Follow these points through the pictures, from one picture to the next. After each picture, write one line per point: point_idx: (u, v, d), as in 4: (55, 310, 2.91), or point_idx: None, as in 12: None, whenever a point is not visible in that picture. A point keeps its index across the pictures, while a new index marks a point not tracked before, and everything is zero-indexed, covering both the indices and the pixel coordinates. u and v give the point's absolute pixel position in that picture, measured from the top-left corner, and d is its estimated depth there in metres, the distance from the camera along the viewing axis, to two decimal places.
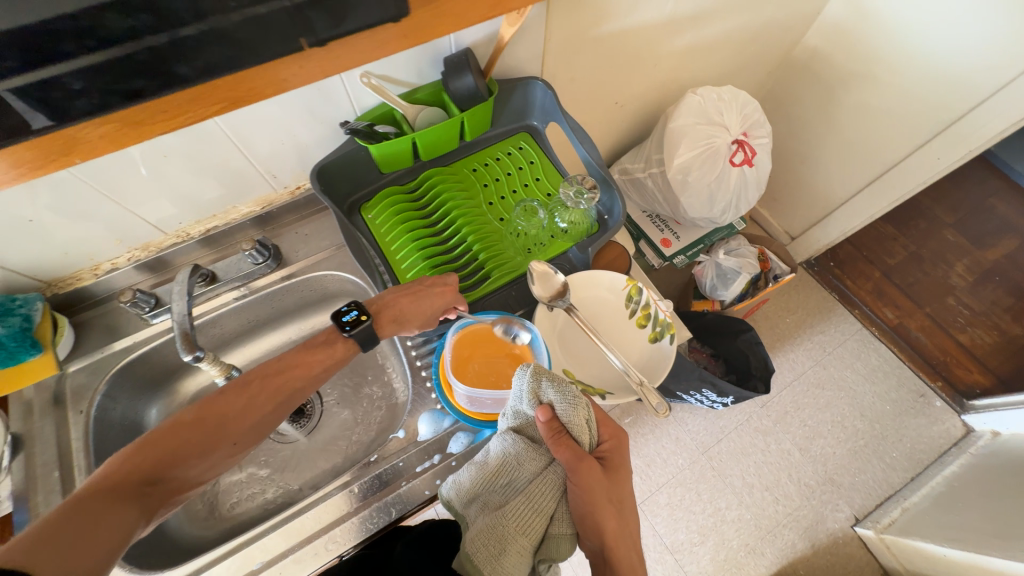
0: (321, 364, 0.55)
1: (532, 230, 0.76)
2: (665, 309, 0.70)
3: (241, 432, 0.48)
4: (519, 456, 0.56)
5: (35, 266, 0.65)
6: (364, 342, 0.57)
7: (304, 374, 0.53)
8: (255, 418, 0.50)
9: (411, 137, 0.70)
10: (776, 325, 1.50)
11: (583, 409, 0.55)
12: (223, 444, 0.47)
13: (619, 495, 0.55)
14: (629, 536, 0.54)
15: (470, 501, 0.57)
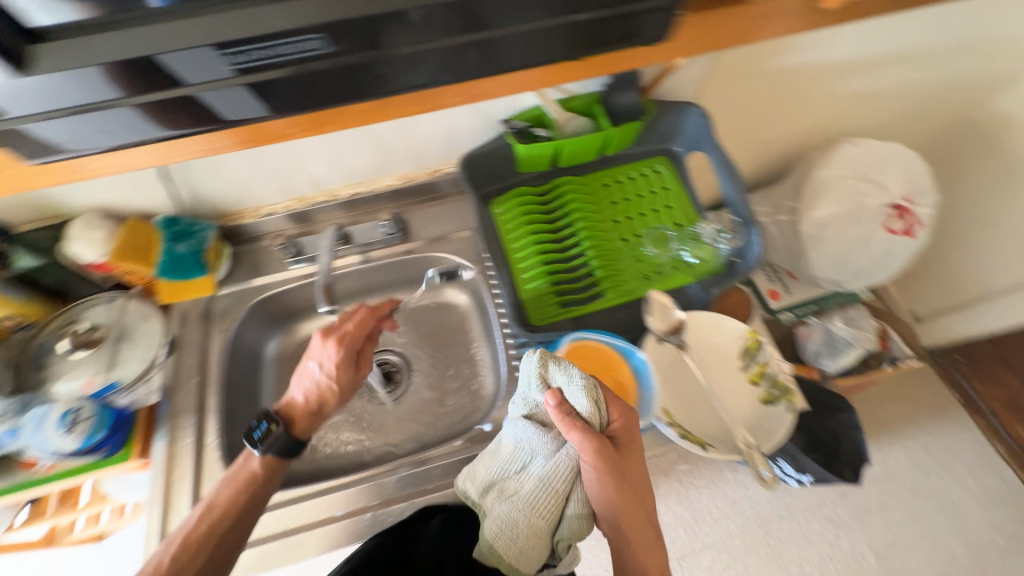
0: (258, 485, 0.58)
1: (655, 257, 0.74)
2: (786, 372, 0.64)
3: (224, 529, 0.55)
4: (530, 441, 0.57)
5: (216, 199, 0.74)
6: (288, 446, 0.61)
7: (253, 497, 0.57)
8: (255, 490, 0.58)
9: (560, 143, 0.71)
10: (877, 411, 1.34)
11: (591, 390, 0.54)
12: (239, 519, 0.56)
13: (634, 474, 0.55)
14: (643, 511, 0.55)
15: (486, 489, 0.58)
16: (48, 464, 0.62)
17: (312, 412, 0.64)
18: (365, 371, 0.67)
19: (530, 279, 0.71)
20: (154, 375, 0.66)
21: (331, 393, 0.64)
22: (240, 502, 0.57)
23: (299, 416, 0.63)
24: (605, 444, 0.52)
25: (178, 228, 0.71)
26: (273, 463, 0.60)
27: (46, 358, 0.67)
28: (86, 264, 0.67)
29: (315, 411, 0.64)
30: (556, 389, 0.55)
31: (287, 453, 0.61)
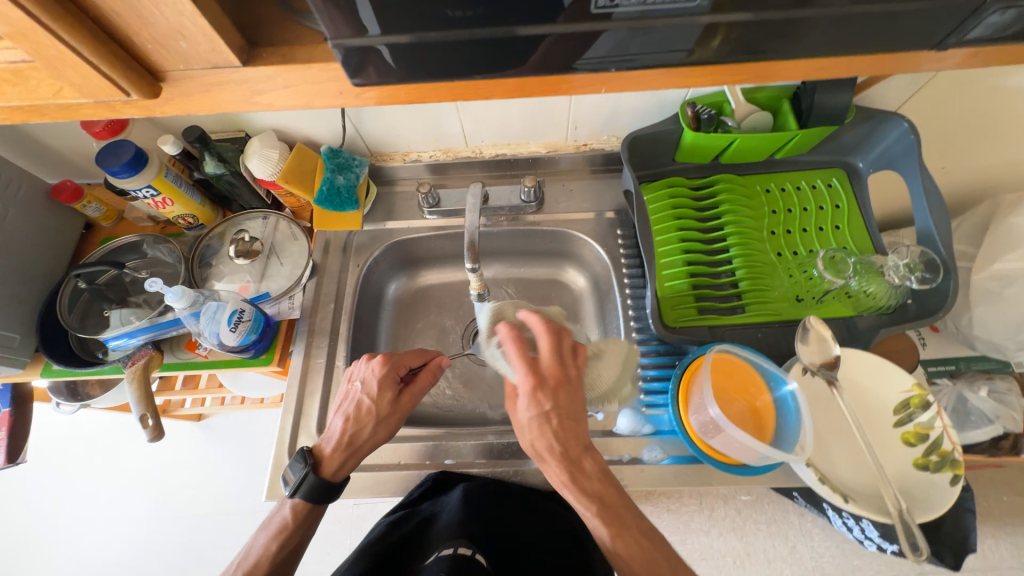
0: (292, 533, 0.55)
1: (812, 280, 0.66)
2: (954, 440, 0.56)
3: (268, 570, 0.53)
4: None
5: (374, 138, 0.77)
6: (327, 489, 0.56)
7: (286, 547, 0.55)
8: (305, 510, 0.57)
9: (740, 138, 0.65)
10: (987, 496, 1.19)
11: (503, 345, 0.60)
12: (295, 539, 0.56)
13: (560, 406, 0.53)
14: (568, 443, 0.52)
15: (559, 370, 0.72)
16: (205, 351, 0.70)
17: (351, 450, 0.59)
18: (411, 403, 0.62)
19: (669, 276, 0.67)
20: (297, 292, 0.73)
21: (369, 427, 0.59)
22: (279, 557, 0.54)
23: (331, 449, 0.58)
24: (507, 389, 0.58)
25: (339, 160, 0.73)
26: (302, 508, 0.57)
27: (212, 259, 0.74)
28: (256, 179, 0.72)
29: (354, 449, 0.59)
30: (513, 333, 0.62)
31: (320, 500, 0.57)
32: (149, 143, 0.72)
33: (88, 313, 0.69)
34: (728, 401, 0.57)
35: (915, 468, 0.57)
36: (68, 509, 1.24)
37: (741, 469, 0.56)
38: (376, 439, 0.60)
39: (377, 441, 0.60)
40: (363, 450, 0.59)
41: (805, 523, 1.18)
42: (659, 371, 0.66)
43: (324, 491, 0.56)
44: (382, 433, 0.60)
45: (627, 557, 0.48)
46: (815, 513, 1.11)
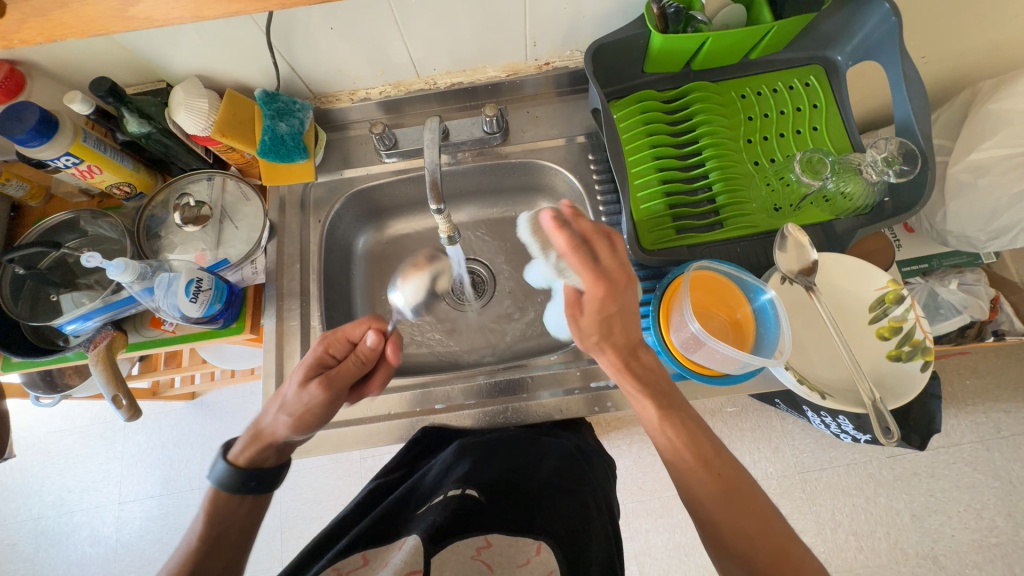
0: (213, 514, 0.51)
1: (790, 186, 0.64)
2: (928, 330, 0.58)
3: (210, 551, 0.49)
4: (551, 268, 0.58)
5: (314, 77, 0.69)
6: (241, 482, 0.51)
7: (207, 537, 0.50)
8: (226, 497, 0.51)
9: (714, 36, 0.60)
10: (951, 382, 1.27)
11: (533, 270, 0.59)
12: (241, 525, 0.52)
13: (620, 306, 0.51)
14: (626, 335, 0.53)
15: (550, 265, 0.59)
16: (172, 326, 0.67)
17: (256, 435, 0.54)
18: (321, 385, 0.53)
19: (644, 198, 0.65)
20: (258, 256, 0.69)
21: (289, 420, 0.53)
22: (200, 550, 0.49)
23: (245, 436, 0.54)
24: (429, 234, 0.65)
25: (278, 105, 0.66)
26: (226, 499, 0.51)
27: (160, 229, 0.69)
28: (189, 135, 0.66)
29: (263, 435, 0.54)
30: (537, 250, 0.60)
31: (233, 489, 0.51)
32: (57, 105, 0.64)
33: (38, 300, 0.64)
34: (710, 316, 0.58)
35: (889, 360, 0.59)
36: (77, 498, 1.25)
37: (723, 379, 0.58)
38: (281, 427, 0.53)
39: (285, 428, 0.53)
40: (274, 439, 0.53)
41: (786, 424, 1.26)
42: (640, 296, 0.66)
43: (234, 476, 0.51)
44: (287, 419, 0.53)
45: (667, 448, 0.51)
46: (795, 415, 1.19)
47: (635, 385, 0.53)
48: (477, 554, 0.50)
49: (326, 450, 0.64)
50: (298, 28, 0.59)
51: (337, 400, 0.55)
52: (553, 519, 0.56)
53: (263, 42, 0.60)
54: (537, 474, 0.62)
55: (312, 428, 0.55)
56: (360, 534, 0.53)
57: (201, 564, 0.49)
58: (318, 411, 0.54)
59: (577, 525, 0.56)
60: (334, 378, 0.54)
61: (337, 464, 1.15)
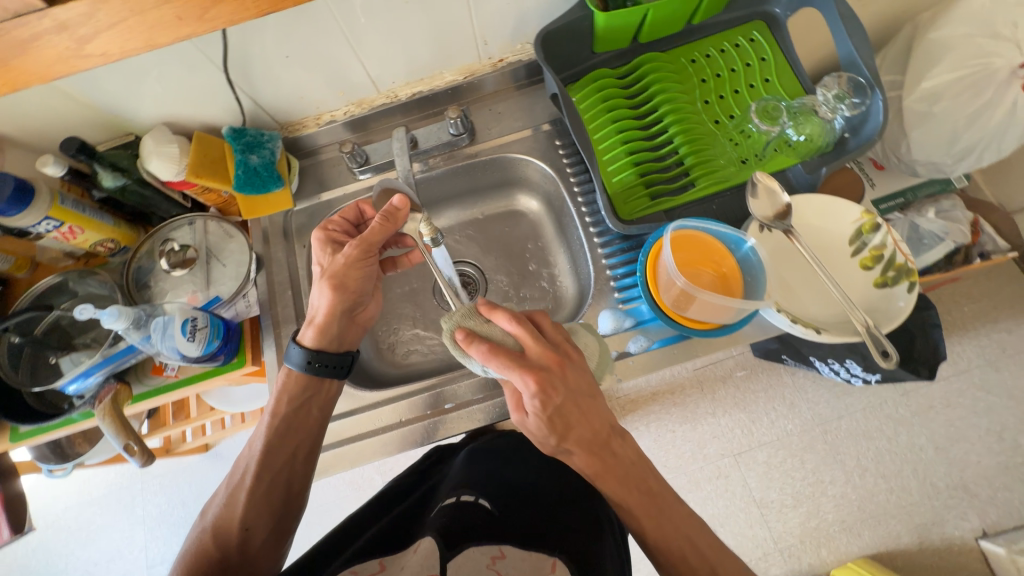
0: (286, 396, 0.60)
1: (751, 138, 0.67)
2: (909, 252, 0.59)
3: (282, 433, 0.59)
4: None
5: (278, 109, 0.71)
6: (318, 352, 0.61)
7: (280, 414, 0.60)
8: (287, 402, 0.60)
9: (652, 7, 0.62)
10: (950, 310, 1.28)
11: None
12: (310, 414, 0.61)
13: (569, 383, 0.50)
14: (575, 411, 0.51)
15: None
16: (174, 371, 0.67)
17: (314, 316, 0.62)
18: (352, 243, 0.61)
19: (614, 171, 0.67)
20: (250, 291, 0.70)
21: (331, 288, 0.61)
22: (275, 424, 0.59)
23: (310, 325, 0.62)
24: (330, 244, 0.63)
25: (247, 139, 0.67)
26: (298, 380, 0.61)
27: (148, 279, 0.70)
28: (165, 182, 0.67)
29: (318, 315, 0.62)
30: None
31: (303, 367, 0.61)
32: (31, 173, 0.65)
33: (39, 366, 0.65)
34: (701, 271, 0.59)
35: (876, 287, 0.60)
36: (104, 569, 1.24)
37: (718, 331, 0.59)
38: (328, 295, 0.61)
39: (331, 296, 0.61)
40: (327, 313, 0.61)
41: (797, 379, 1.27)
42: (628, 267, 0.67)
43: (307, 356, 0.61)
44: (329, 287, 0.61)
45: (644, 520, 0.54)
46: (802, 367, 1.19)
47: (609, 478, 0.53)
48: (491, 563, 0.46)
49: (346, 465, 0.66)
50: (254, 61, 0.61)
51: (368, 259, 0.63)
52: (564, 535, 0.54)
53: (222, 80, 0.62)
54: (545, 491, 0.62)
55: (356, 292, 0.63)
56: (371, 543, 0.50)
57: (281, 434, 0.59)
58: (357, 272, 0.62)
59: (587, 538, 0.56)
60: (359, 239, 0.61)
61: (360, 492, 1.14)
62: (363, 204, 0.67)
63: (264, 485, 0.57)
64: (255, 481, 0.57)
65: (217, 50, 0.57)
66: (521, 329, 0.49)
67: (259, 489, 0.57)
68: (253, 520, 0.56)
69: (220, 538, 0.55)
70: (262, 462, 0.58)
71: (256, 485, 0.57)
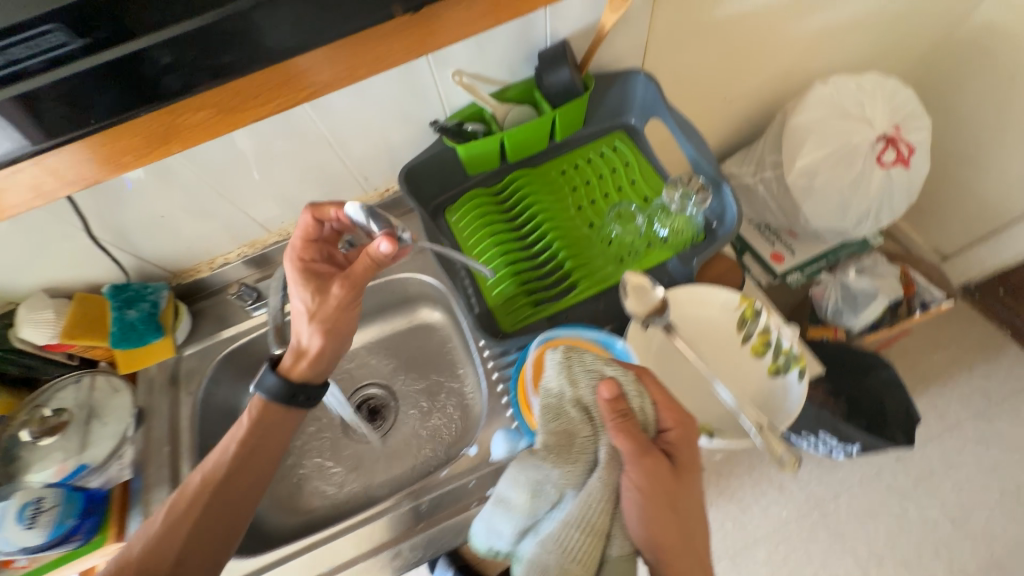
0: (257, 426, 0.56)
1: (625, 237, 0.68)
2: (792, 335, 0.58)
3: (246, 460, 0.55)
4: (584, 491, 0.44)
5: (165, 260, 0.72)
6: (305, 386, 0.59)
7: (246, 445, 0.55)
8: (254, 439, 0.56)
9: (504, 135, 0.66)
10: (919, 361, 1.23)
11: (559, 502, 0.45)
12: (274, 450, 0.57)
13: (684, 455, 0.47)
14: (684, 492, 0.47)
15: (537, 491, 0.45)
16: (26, 560, 0.59)
17: (299, 349, 0.59)
18: (341, 281, 0.58)
19: (495, 284, 0.66)
20: (127, 449, 0.66)
21: (319, 325, 0.58)
22: (238, 454, 0.54)
23: (300, 357, 0.59)
24: (310, 276, 0.60)
25: (127, 294, 0.68)
26: (275, 411, 0.57)
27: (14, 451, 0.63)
28: (41, 347, 0.65)
29: (303, 349, 0.59)
30: (538, 509, 0.45)
31: (285, 402, 0.58)
32: None
33: None
34: None
35: (771, 375, 0.58)
36: None
37: None
38: (317, 333, 0.58)
39: (325, 337, 0.59)
40: (320, 350, 0.59)
41: None
42: None
43: (291, 390, 0.58)
44: (317, 327, 0.58)
45: None
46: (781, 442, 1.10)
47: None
48: None
49: None
50: (128, 223, 0.64)
51: (359, 299, 0.60)
52: None
53: (89, 243, 0.64)
54: None
55: (348, 330, 0.61)
56: None
57: (239, 464, 0.54)
58: (346, 311, 0.59)
59: None
60: (347, 276, 0.58)
61: None
62: (318, 212, 0.60)
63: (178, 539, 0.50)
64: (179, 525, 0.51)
65: (71, 216, 0.59)
66: (663, 396, 0.48)
67: (173, 540, 0.50)
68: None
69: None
70: (197, 501, 0.52)
71: (172, 532, 0.50)
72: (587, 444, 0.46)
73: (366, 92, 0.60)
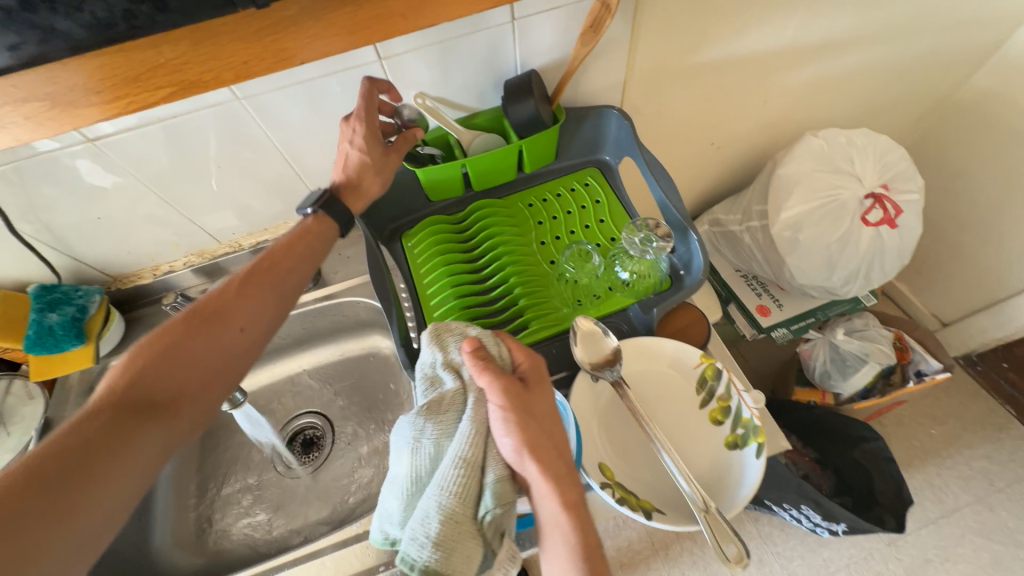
0: (295, 241, 0.52)
1: (585, 279, 0.64)
2: (755, 406, 0.51)
3: (270, 280, 0.49)
4: (450, 434, 0.44)
5: (103, 262, 0.69)
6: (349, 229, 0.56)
7: (277, 255, 0.50)
8: (285, 264, 0.50)
9: (465, 162, 0.62)
10: (915, 434, 1.14)
11: (431, 449, 0.43)
12: (290, 281, 0.51)
13: (540, 375, 0.48)
14: (547, 409, 0.46)
15: (416, 441, 0.44)
16: None
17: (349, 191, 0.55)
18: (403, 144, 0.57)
19: (441, 317, 0.61)
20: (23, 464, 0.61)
21: (373, 177, 0.55)
22: (265, 270, 0.49)
23: (352, 201, 0.55)
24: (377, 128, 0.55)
25: (53, 296, 0.63)
26: (311, 232, 0.53)
27: None
28: None
29: (354, 191, 0.55)
30: (420, 463, 0.43)
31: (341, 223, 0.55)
32: None
33: None
34: None
35: (728, 448, 0.51)
36: None
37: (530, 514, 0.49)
38: (374, 183, 0.56)
39: (382, 184, 0.57)
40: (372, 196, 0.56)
41: (760, 528, 1.06)
42: None
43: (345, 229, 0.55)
44: (377, 178, 0.56)
45: None
46: (760, 511, 1.01)
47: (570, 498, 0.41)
48: None
49: None
50: (60, 222, 0.61)
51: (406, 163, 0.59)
52: None
53: (16, 240, 0.61)
54: None
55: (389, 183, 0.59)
56: None
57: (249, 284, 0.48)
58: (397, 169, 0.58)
59: None
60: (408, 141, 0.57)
61: None
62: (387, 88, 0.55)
63: (179, 357, 0.43)
64: (181, 336, 0.44)
65: None
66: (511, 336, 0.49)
67: (176, 358, 0.43)
68: (149, 398, 0.41)
69: (107, 403, 0.39)
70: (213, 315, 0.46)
71: (177, 351, 0.43)
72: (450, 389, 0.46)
73: (321, 107, 0.58)
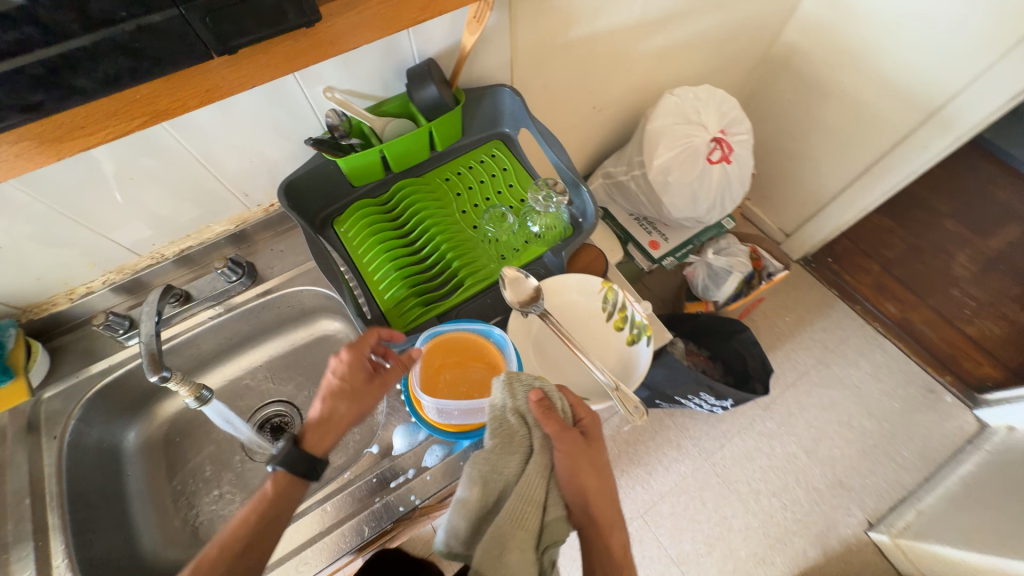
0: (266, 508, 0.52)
1: (505, 236, 0.75)
2: (642, 309, 0.68)
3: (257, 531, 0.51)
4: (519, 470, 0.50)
5: (9, 294, 0.65)
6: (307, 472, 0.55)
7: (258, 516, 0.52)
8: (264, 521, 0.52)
9: (383, 148, 0.68)
10: (775, 323, 1.47)
11: (499, 482, 0.49)
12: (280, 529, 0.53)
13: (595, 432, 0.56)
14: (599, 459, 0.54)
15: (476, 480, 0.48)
16: None
17: (320, 421, 0.57)
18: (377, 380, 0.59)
19: (386, 288, 0.69)
20: None
21: (344, 404, 0.58)
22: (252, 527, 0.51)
23: (313, 428, 0.57)
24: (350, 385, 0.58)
25: None
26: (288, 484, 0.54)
27: None
28: None
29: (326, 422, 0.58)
30: (484, 497, 0.48)
31: (300, 474, 0.54)
32: None
33: None
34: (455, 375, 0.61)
35: (629, 344, 0.68)
36: None
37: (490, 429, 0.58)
38: (342, 408, 0.58)
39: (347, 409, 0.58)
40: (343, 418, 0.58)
41: (676, 420, 1.32)
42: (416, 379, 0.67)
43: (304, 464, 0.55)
44: (343, 404, 0.58)
45: None
46: (674, 407, 1.26)
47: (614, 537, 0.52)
48: None
49: None
50: None
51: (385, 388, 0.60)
52: None
53: None
54: None
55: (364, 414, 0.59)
56: None
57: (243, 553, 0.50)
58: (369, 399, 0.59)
59: None
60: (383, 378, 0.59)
61: None
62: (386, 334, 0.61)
63: None
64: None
65: None
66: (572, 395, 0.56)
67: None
68: None
69: None
70: (226, 552, 0.49)
71: None
72: (519, 434, 0.52)
73: (234, 109, 0.61)
